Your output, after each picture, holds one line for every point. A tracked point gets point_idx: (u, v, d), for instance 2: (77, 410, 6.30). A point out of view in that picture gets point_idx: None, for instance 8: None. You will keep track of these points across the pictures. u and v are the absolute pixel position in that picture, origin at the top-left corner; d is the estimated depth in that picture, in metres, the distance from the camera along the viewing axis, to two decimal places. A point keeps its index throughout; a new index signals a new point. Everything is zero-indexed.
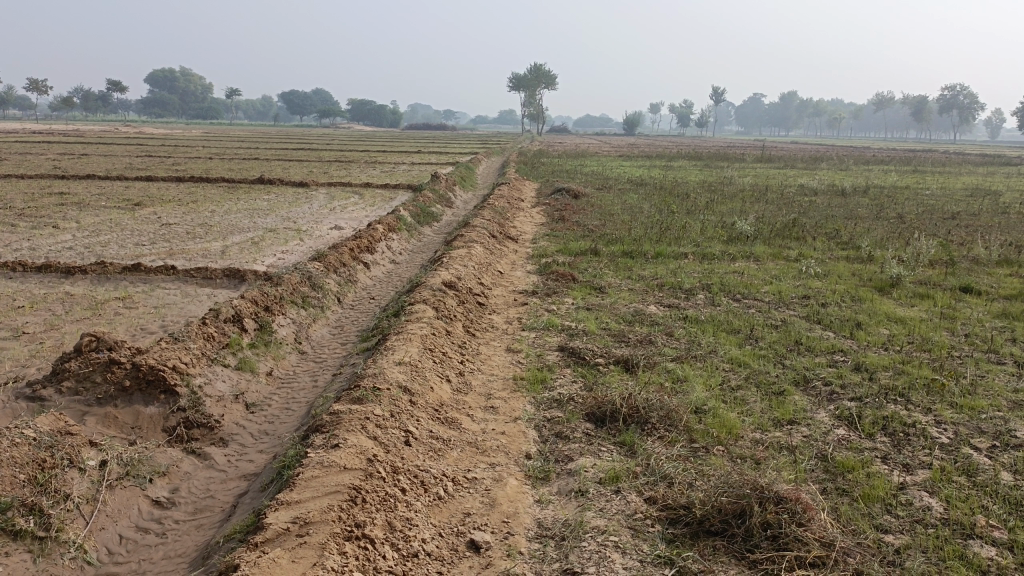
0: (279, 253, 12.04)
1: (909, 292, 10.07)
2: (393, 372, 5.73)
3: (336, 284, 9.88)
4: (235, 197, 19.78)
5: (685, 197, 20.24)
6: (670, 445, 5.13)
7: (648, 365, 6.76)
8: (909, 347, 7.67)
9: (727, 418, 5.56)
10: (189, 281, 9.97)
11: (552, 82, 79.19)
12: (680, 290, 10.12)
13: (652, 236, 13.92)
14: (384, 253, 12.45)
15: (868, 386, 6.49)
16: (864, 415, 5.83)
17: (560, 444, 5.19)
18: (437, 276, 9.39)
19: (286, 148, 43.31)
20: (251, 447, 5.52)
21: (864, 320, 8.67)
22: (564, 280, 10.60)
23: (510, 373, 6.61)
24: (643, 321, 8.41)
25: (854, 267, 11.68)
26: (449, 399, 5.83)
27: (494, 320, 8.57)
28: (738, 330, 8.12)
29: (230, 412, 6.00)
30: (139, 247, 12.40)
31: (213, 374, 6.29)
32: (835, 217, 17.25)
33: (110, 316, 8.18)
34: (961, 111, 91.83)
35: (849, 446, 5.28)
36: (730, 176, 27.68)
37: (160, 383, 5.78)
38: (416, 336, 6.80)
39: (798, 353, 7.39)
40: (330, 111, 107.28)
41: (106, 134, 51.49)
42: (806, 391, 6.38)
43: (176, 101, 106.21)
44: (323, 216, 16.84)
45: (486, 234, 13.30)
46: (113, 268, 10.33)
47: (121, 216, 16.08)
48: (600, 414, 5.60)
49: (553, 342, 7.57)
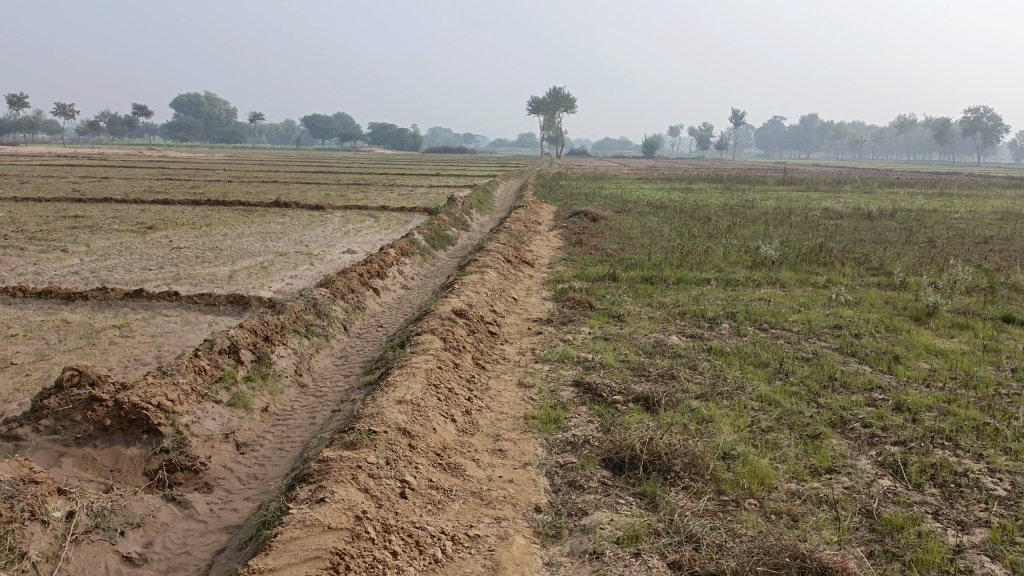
0: (288, 278, 11.68)
1: (947, 322, 9.49)
2: (393, 412, 5.27)
3: (343, 311, 9.47)
4: (249, 220, 19.55)
5: (706, 221, 19.75)
6: (696, 498, 4.62)
7: (671, 403, 6.25)
8: (953, 383, 7.11)
9: (759, 466, 5.05)
10: (191, 308, 9.61)
11: (572, 105, 79.24)
12: (703, 319, 9.61)
13: (673, 261, 13.43)
14: (395, 278, 12.08)
15: (911, 428, 5.94)
16: (910, 462, 5.30)
17: (573, 494, 4.71)
18: (447, 303, 8.95)
19: (304, 170, 43.33)
20: (237, 494, 5.08)
21: (902, 352, 8.12)
22: (581, 307, 10.13)
23: (521, 411, 6.13)
24: (665, 352, 7.91)
25: (887, 294, 11.12)
26: (454, 440, 5.36)
27: (507, 351, 8.11)
28: (766, 364, 7.60)
29: (217, 454, 5.57)
30: (145, 272, 12.09)
31: (203, 411, 5.87)
32: (863, 241, 16.68)
33: (104, 346, 7.81)
34: (986, 134, 90.74)
35: (896, 500, 4.75)
36: (752, 198, 27.15)
37: (142, 423, 5.36)
38: (420, 370, 6.34)
39: (833, 390, 6.86)
40: (351, 135, 108.09)
41: (129, 157, 52.22)
42: (843, 434, 5.84)
43: (199, 125, 107.49)
44: (335, 240, 16.52)
45: (501, 258, 12.90)
46: (114, 293, 10.00)
47: (132, 239, 15.84)
48: (618, 461, 5.10)
49: (568, 376, 7.08)
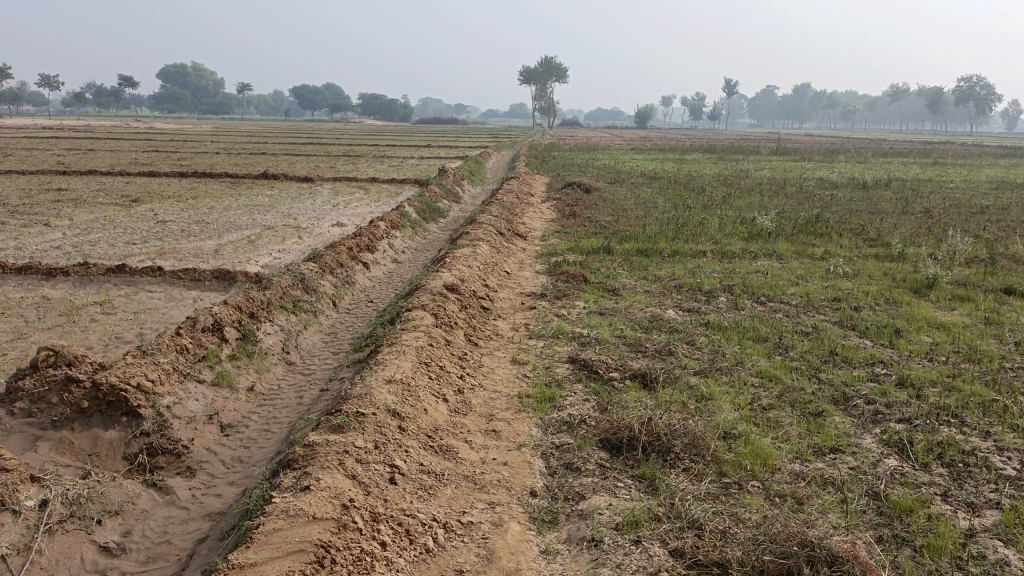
0: (275, 252, 11.42)
1: (948, 294, 9.34)
2: (382, 393, 5.07)
3: (332, 286, 9.23)
4: (236, 193, 19.19)
5: (701, 191, 19.51)
6: (698, 480, 4.46)
7: (669, 380, 6.07)
8: (956, 358, 6.95)
9: (762, 445, 4.89)
10: (175, 284, 9.36)
11: (563, 75, 78.33)
12: (700, 292, 9.42)
13: (668, 233, 13.21)
14: (385, 252, 11.83)
15: (915, 405, 5.79)
16: (915, 441, 5.15)
17: (570, 477, 4.54)
18: (439, 277, 8.73)
19: (293, 141, 42.74)
20: (220, 478, 4.89)
21: (903, 326, 7.96)
22: (575, 281, 9.92)
23: (516, 390, 5.95)
24: (662, 327, 7.73)
25: (886, 266, 10.94)
26: (446, 422, 5.17)
27: (500, 326, 7.90)
28: (765, 338, 7.43)
29: (200, 436, 5.37)
30: (129, 247, 11.80)
31: (185, 392, 5.66)
32: (859, 212, 16.47)
33: (85, 323, 7.57)
34: (979, 104, 90.29)
35: (904, 481, 4.60)
36: (746, 169, 26.89)
37: (121, 405, 5.15)
38: (410, 348, 6.14)
39: (834, 365, 6.69)
40: (340, 106, 106.88)
41: (115, 129, 51.44)
42: (847, 411, 5.68)
43: (187, 96, 106.03)
44: (325, 212, 16.22)
45: (493, 231, 12.65)
46: (96, 268, 9.72)
47: (116, 213, 15.52)
48: (616, 442, 4.91)
49: (563, 352, 6.89)
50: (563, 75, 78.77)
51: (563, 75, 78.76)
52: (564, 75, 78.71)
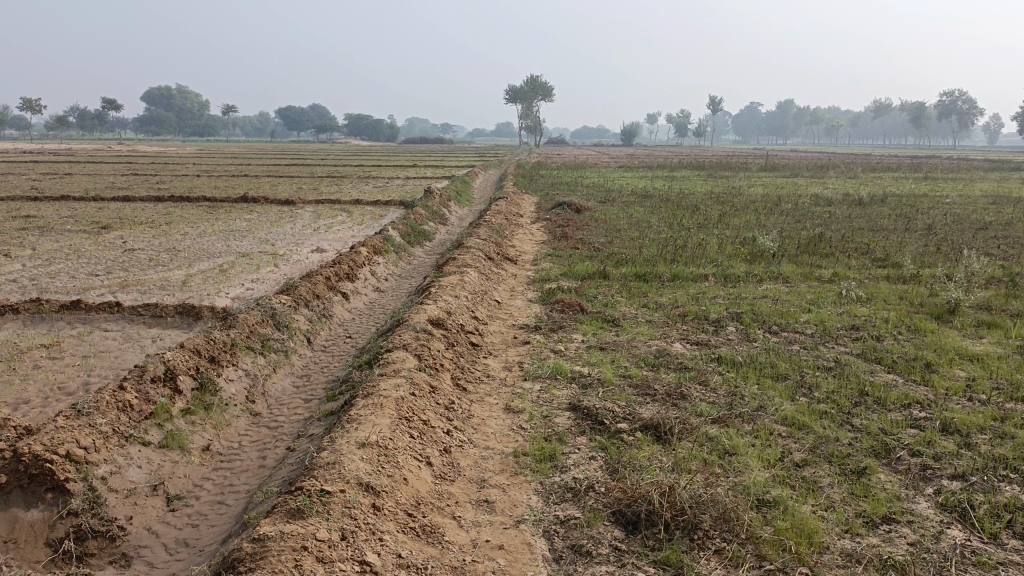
0: (248, 283, 10.65)
1: (973, 320, 8.66)
2: (354, 462, 4.29)
3: (306, 321, 8.45)
4: (213, 218, 18.42)
5: (695, 210, 18.87)
6: (733, 567, 3.73)
7: (684, 432, 5.33)
8: (998, 396, 6.24)
9: (803, 517, 4.14)
10: (135, 321, 8.54)
11: (548, 94, 78.28)
12: (706, 321, 8.69)
13: (666, 255, 12.52)
14: (367, 280, 11.09)
15: (967, 457, 5.06)
16: (977, 504, 4.42)
17: (579, 565, 3.77)
18: (423, 311, 7.96)
19: (276, 163, 42.07)
20: (161, 569, 4.10)
21: (933, 358, 7.25)
22: (571, 310, 9.18)
23: (511, 446, 5.19)
24: (671, 364, 7.00)
25: (900, 288, 10.29)
26: (429, 493, 4.39)
27: (490, 365, 7.15)
28: (785, 375, 6.71)
29: (141, 513, 4.56)
30: (90, 279, 10.99)
31: (127, 458, 4.87)
32: (861, 230, 15.84)
33: (26, 370, 6.76)
34: (961, 118, 90.54)
35: (977, 561, 3.85)
36: (738, 186, 26.34)
37: (46, 478, 4.36)
38: (390, 400, 5.35)
39: (867, 409, 5.96)
40: (326, 126, 106.24)
41: (96, 153, 50.85)
42: (891, 467, 4.95)
43: (171, 120, 105.35)
44: (305, 237, 15.46)
45: (481, 256, 11.93)
46: (49, 305, 8.89)
47: (82, 241, 14.69)
48: (631, 517, 4.16)
49: (562, 398, 6.12)
50: (549, 93, 78.50)
51: (549, 93, 78.48)
52: (549, 92, 78.44)
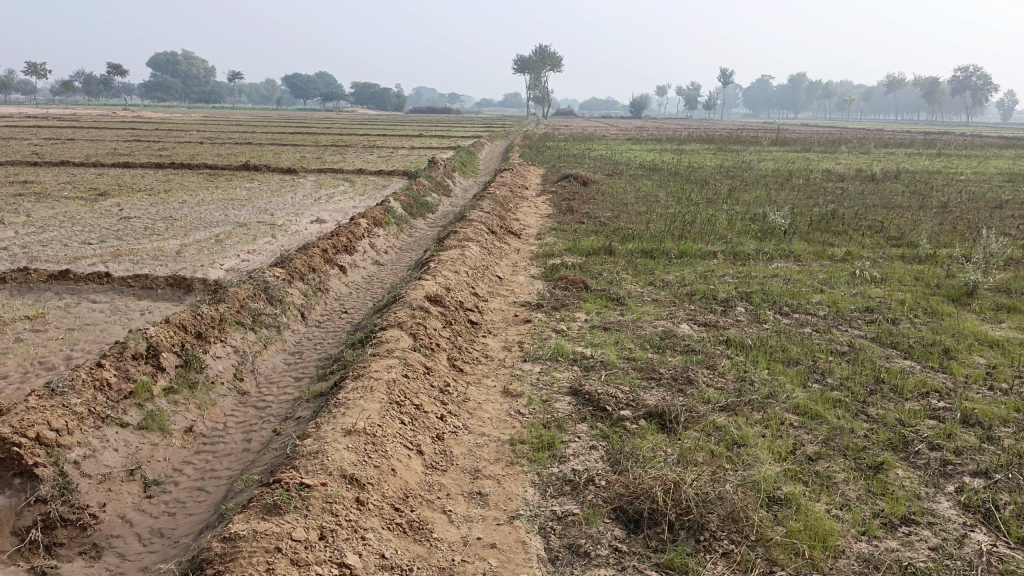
0: (243, 254, 10.36)
1: (992, 304, 8.33)
2: (339, 452, 4.03)
3: (301, 295, 8.18)
4: (213, 186, 18.09)
5: (704, 185, 18.46)
6: (741, 572, 3.47)
7: (691, 420, 5.05)
8: (1021, 385, 5.93)
9: (818, 517, 3.87)
10: (124, 293, 8.26)
11: (557, 63, 77.21)
12: (714, 301, 8.38)
13: (674, 231, 12.17)
14: (366, 253, 10.79)
15: (990, 453, 4.77)
16: (1002, 505, 4.14)
17: (576, 567, 3.52)
18: (420, 286, 7.67)
19: (280, 131, 41.55)
20: (133, 561, 3.86)
21: (953, 344, 6.94)
22: (574, 288, 8.88)
23: (508, 433, 4.93)
24: (678, 347, 6.70)
25: (915, 269, 9.94)
26: (418, 484, 4.14)
27: (489, 345, 6.87)
28: (796, 361, 6.42)
29: (115, 501, 4.32)
30: (83, 248, 10.70)
31: (103, 441, 4.62)
32: (875, 207, 15.45)
33: (6, 344, 6.50)
34: (975, 94, 89.09)
35: (1005, 569, 3.58)
36: (748, 160, 25.84)
37: (13, 463, 4.10)
38: (381, 383, 5.08)
39: (883, 397, 5.66)
40: (333, 94, 105.19)
41: (100, 118, 50.37)
42: (910, 462, 4.67)
43: (177, 86, 104.51)
44: (305, 207, 15.14)
45: (484, 230, 11.61)
46: (36, 274, 8.61)
47: (78, 208, 14.39)
48: (632, 514, 3.90)
49: (563, 381, 5.84)
50: (558, 63, 77.39)
51: (558, 63, 77.37)
52: (558, 62, 77.33)
